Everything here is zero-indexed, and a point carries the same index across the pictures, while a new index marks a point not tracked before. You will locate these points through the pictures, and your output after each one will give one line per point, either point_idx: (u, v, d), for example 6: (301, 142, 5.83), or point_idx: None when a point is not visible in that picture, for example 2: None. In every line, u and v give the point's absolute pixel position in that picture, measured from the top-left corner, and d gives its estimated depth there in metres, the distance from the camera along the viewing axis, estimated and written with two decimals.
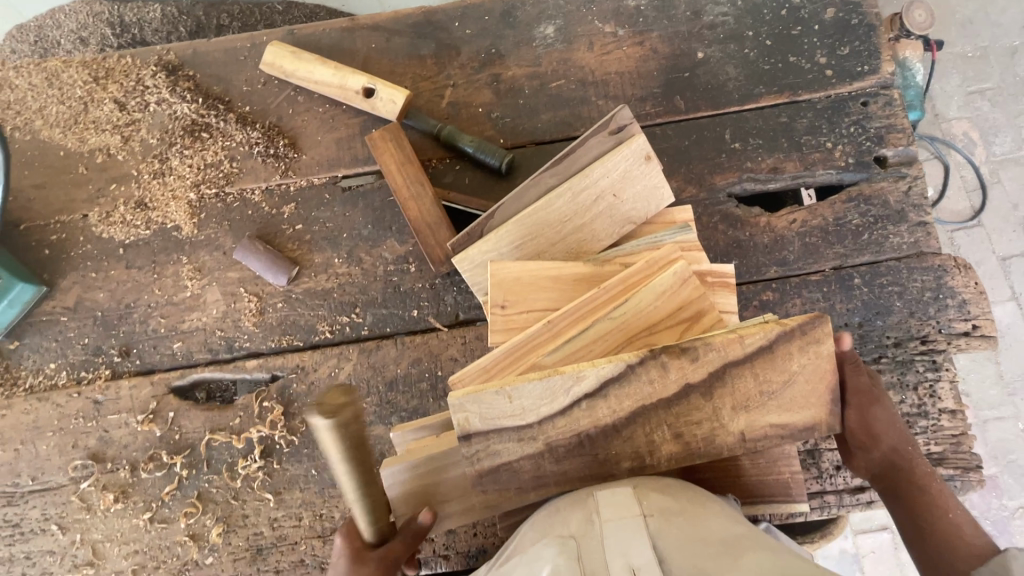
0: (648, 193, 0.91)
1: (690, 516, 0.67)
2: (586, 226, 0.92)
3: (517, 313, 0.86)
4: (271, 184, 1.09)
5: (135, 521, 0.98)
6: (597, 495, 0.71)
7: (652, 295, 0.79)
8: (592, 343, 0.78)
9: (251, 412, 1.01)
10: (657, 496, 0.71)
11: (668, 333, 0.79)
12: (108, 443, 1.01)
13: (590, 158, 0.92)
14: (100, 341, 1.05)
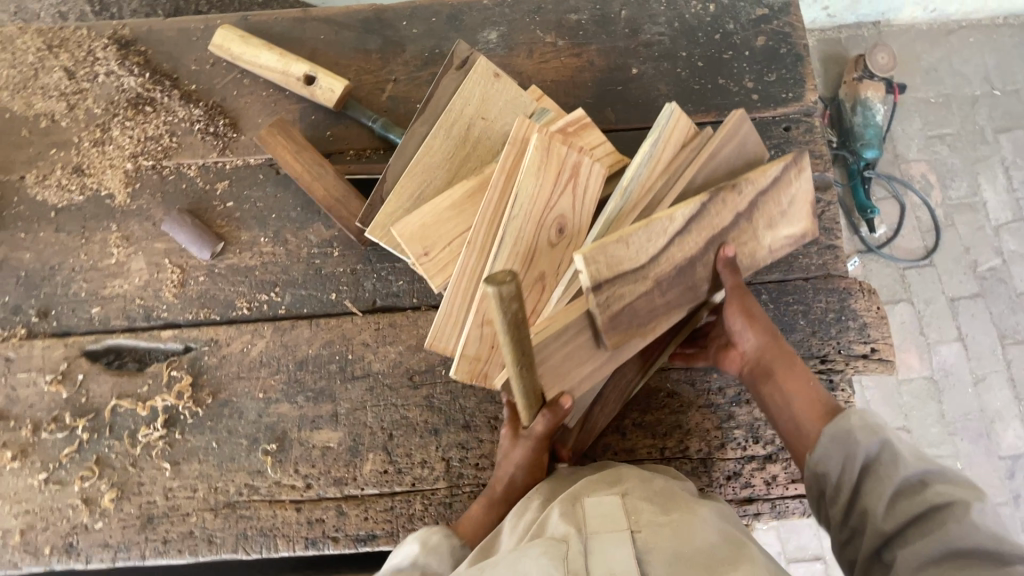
0: (491, 92, 0.98)
1: (672, 524, 0.70)
2: (472, 153, 0.97)
3: (438, 253, 0.90)
4: (208, 161, 1.12)
5: (30, 480, 0.98)
6: (588, 503, 0.75)
7: (529, 176, 0.82)
8: (515, 243, 0.83)
9: (160, 381, 1.02)
10: (645, 504, 0.76)
11: (564, 197, 0.85)
12: (14, 401, 1.01)
13: (448, 96, 0.99)
14: (20, 301, 1.06)
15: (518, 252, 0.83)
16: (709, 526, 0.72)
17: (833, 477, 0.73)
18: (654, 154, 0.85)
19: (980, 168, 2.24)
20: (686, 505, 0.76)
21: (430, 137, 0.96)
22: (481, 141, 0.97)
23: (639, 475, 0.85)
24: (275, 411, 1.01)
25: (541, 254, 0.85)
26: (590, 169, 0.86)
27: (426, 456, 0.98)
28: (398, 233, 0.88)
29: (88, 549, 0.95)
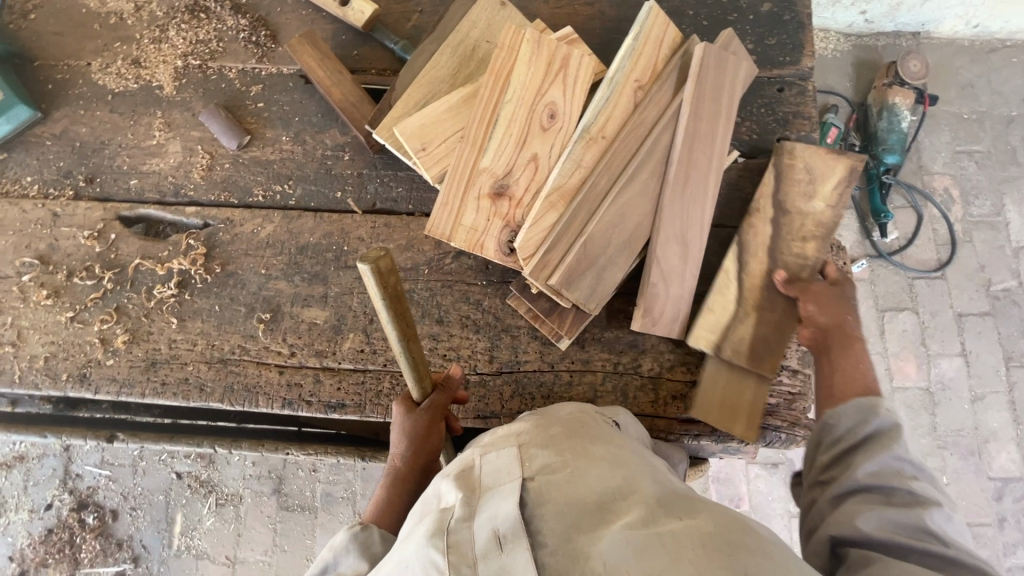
0: (495, 18, 1.13)
1: (568, 468, 0.68)
2: (473, 68, 1.11)
3: (436, 148, 1.01)
4: (247, 66, 1.25)
5: (59, 317, 1.12)
6: (482, 465, 0.72)
7: (523, 68, 0.97)
8: (510, 126, 0.97)
9: (179, 247, 1.15)
10: (542, 449, 0.72)
11: (556, 84, 0.98)
12: (55, 250, 1.16)
13: (457, 20, 1.13)
14: (72, 167, 1.22)
15: (515, 135, 0.97)
16: (608, 467, 0.68)
17: (841, 424, 0.83)
18: (635, 51, 1.00)
19: (1006, 188, 2.20)
20: (583, 446, 0.72)
21: (437, 54, 1.11)
22: (484, 57, 1.11)
23: (544, 416, 0.81)
24: (274, 287, 1.12)
25: (533, 135, 0.97)
26: (579, 60, 0.99)
27: None
28: (400, 130, 1.00)
29: (98, 381, 1.09)
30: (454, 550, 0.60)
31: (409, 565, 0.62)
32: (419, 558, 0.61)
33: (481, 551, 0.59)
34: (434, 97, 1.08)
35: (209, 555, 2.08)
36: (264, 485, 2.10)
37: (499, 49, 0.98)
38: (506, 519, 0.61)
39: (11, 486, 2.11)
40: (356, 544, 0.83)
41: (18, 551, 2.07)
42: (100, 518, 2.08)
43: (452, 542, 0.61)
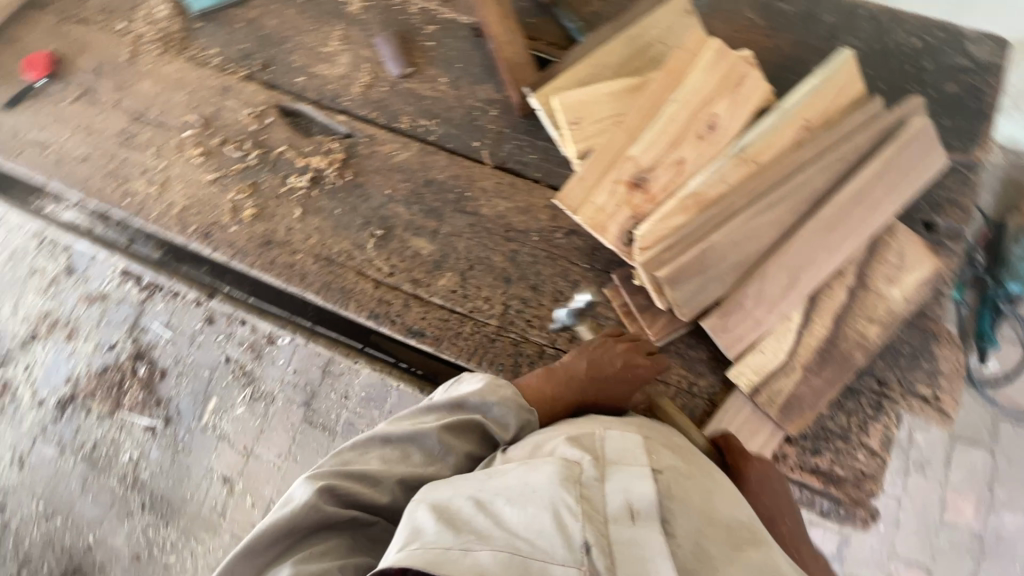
0: (677, 23, 1.14)
1: (692, 480, 0.78)
2: (641, 65, 1.13)
3: (588, 125, 1.04)
4: (429, 6, 1.33)
5: (203, 176, 1.23)
6: (609, 440, 0.81)
7: (700, 74, 0.98)
8: (668, 125, 0.98)
9: (321, 148, 1.24)
10: (665, 453, 0.82)
11: (724, 98, 0.99)
12: (217, 118, 1.28)
13: (642, 15, 1.16)
14: (253, 50, 1.33)
15: (670, 134, 0.98)
16: (724, 493, 0.79)
17: None
18: (815, 92, 1.00)
19: None
20: (697, 465, 0.83)
21: (612, 42, 1.14)
22: (655, 57, 1.13)
23: (649, 426, 0.91)
24: (393, 209, 1.18)
25: (686, 140, 0.98)
26: (753, 84, 1.00)
27: (490, 294, 1.11)
28: (561, 100, 1.04)
29: (220, 242, 1.19)
30: (585, 499, 0.70)
31: (537, 490, 0.69)
32: (552, 491, 0.68)
33: (614, 514, 0.69)
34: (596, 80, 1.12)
35: (228, 439, 2.18)
36: (297, 396, 2.17)
37: (681, 51, 1.00)
38: (639, 502, 0.70)
39: (88, 317, 2.32)
40: (520, 410, 0.91)
41: (76, 376, 2.27)
42: (150, 371, 2.25)
43: (585, 495, 0.70)
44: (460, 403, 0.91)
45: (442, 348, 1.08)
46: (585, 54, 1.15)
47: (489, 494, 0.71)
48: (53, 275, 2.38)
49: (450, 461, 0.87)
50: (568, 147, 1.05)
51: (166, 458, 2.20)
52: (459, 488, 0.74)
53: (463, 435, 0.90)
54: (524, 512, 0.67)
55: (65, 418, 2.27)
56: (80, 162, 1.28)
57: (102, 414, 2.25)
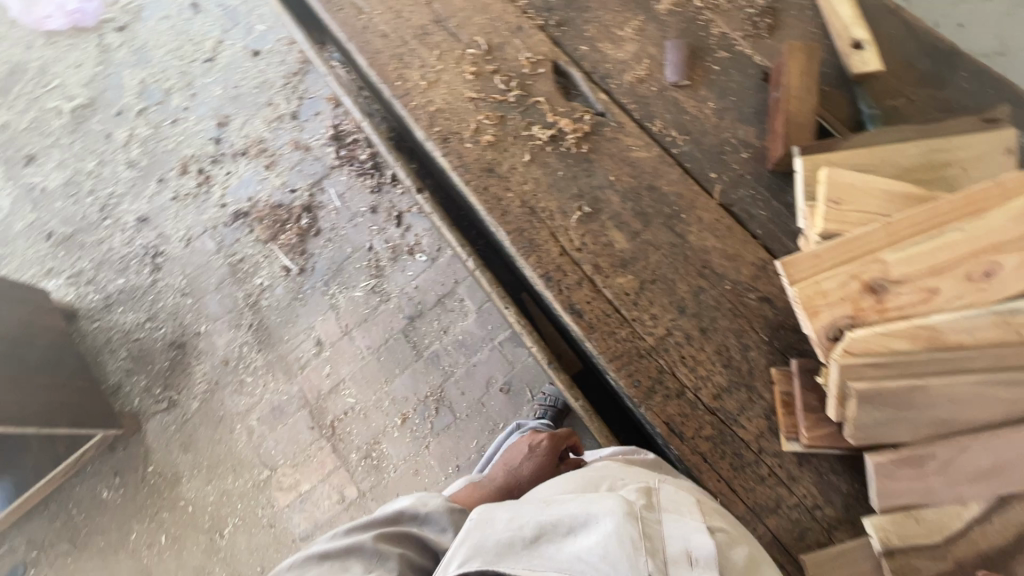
0: (992, 156, 1.04)
1: (744, 546, 0.87)
2: (930, 177, 1.04)
3: (848, 209, 0.98)
4: (731, 34, 1.33)
5: (465, 90, 1.34)
6: (663, 491, 0.92)
7: (1003, 217, 0.89)
8: (938, 249, 0.90)
9: (572, 114, 1.30)
10: (719, 517, 0.91)
11: (1016, 253, 0.89)
12: (499, 49, 1.38)
13: (954, 131, 1.07)
14: (556, 6, 1.42)
15: (934, 259, 0.90)
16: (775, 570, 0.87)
17: None
18: None
19: None
20: (751, 539, 0.90)
21: (909, 143, 1.06)
22: (949, 176, 1.04)
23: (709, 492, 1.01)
24: (608, 195, 1.21)
25: (950, 273, 0.90)
26: None
27: (659, 314, 1.10)
28: (832, 174, 0.99)
29: (453, 149, 1.29)
30: (646, 537, 0.83)
31: (599, 523, 0.84)
32: (611, 524, 0.83)
33: (673, 554, 0.81)
34: (874, 171, 1.05)
35: (338, 312, 2.38)
36: (406, 308, 2.34)
37: (994, 183, 0.91)
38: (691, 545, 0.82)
39: (289, 159, 2.66)
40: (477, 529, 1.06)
41: (256, 198, 2.61)
42: (309, 225, 2.52)
43: (645, 531, 0.83)
44: (399, 517, 1.05)
45: (592, 337, 1.09)
46: (872, 142, 1.09)
47: (548, 519, 0.87)
48: (281, 114, 2.76)
49: (392, 566, 0.95)
50: (814, 219, 1.00)
51: (285, 298, 2.43)
52: (517, 510, 0.90)
53: (404, 544, 1.01)
54: (583, 539, 0.83)
55: (231, 227, 2.58)
56: (378, 34, 1.44)
57: (258, 239, 2.54)
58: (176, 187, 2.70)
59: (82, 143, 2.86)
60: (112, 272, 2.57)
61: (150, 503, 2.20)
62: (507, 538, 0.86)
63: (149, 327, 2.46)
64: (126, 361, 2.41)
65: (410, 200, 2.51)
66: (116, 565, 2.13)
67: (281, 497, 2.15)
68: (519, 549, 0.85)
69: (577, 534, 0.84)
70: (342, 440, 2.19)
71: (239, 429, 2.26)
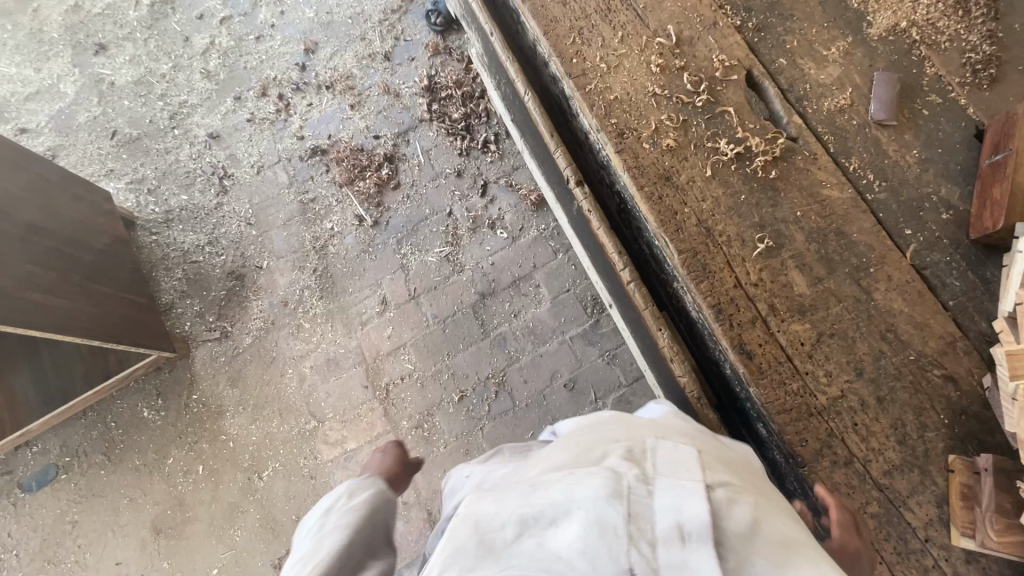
0: None
1: (753, 507, 0.77)
2: None
3: None
4: (946, 79, 1.21)
5: (648, 83, 1.23)
6: (654, 458, 0.80)
7: None
8: None
9: (762, 134, 1.19)
10: (722, 474, 0.80)
11: None
12: (689, 44, 1.26)
13: None
14: (756, 8, 1.29)
15: None
16: (784, 525, 0.77)
17: None
18: None
19: None
20: (756, 499, 0.80)
21: None
22: None
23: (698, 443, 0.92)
24: (793, 231, 1.12)
25: None
26: None
27: (834, 371, 1.03)
28: None
29: (627, 147, 1.18)
30: (638, 518, 0.70)
31: (583, 509, 0.71)
32: (592, 507, 0.71)
33: (669, 535, 0.69)
34: None
35: (407, 274, 2.29)
36: (478, 284, 2.26)
37: None
38: (689, 510, 0.71)
39: (376, 102, 2.51)
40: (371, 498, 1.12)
41: (337, 137, 2.47)
42: (389, 177, 2.40)
43: (634, 509, 0.71)
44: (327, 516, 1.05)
45: (760, 382, 1.03)
46: None
47: (531, 512, 0.75)
48: (374, 52, 2.59)
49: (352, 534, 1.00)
50: None
51: (354, 249, 2.33)
52: (501, 503, 0.79)
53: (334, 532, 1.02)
54: (565, 531, 0.71)
55: (307, 162, 2.46)
56: (556, 0, 1.30)
57: (334, 181, 2.42)
58: (253, 109, 2.55)
59: (158, 41, 2.68)
60: (177, 186, 2.46)
61: (191, 431, 2.16)
62: (486, 539, 0.74)
63: (208, 250, 2.36)
64: (181, 282, 2.32)
65: (499, 172, 2.39)
66: (150, 486, 2.11)
67: (326, 451, 2.11)
68: (493, 553, 0.72)
69: (558, 525, 0.72)
70: (394, 405, 2.14)
71: (290, 374, 2.19)
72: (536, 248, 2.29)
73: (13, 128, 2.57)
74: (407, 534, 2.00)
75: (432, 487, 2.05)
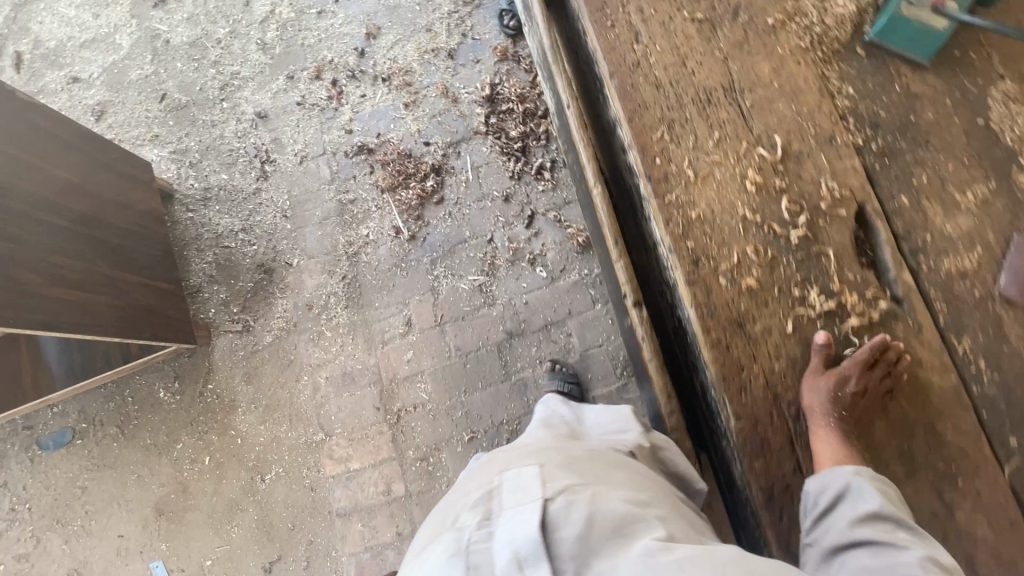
0: None
1: (582, 497, 0.91)
2: None
3: None
4: None
5: (737, 204, 1.06)
6: (499, 496, 0.93)
7: None
8: None
9: (861, 289, 1.01)
10: (560, 484, 0.94)
11: None
12: (795, 161, 1.07)
13: None
14: (885, 125, 1.08)
15: None
16: (612, 504, 0.92)
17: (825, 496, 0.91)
18: None
19: None
20: (587, 488, 0.94)
21: None
22: None
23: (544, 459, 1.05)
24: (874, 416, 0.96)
25: None
26: None
27: None
28: None
29: (700, 280, 1.03)
30: (477, 567, 0.81)
31: None
32: None
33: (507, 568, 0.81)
34: None
35: (436, 298, 2.19)
36: (507, 322, 2.15)
37: None
38: (521, 534, 0.83)
39: (432, 105, 2.36)
40: None
41: (386, 137, 2.34)
42: (433, 190, 2.27)
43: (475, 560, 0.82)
44: None
45: None
46: None
47: None
48: (438, 47, 2.41)
49: None
50: None
51: (386, 261, 2.24)
52: None
53: None
54: None
55: (351, 160, 2.34)
56: (648, 81, 1.12)
57: (376, 185, 2.30)
58: (304, 92, 2.42)
59: (218, 2, 2.55)
60: (218, 164, 2.38)
61: (203, 420, 2.17)
62: None
63: (241, 238, 2.31)
64: (210, 266, 2.29)
65: (549, 203, 2.23)
66: (158, 466, 2.15)
67: (329, 465, 2.10)
68: None
69: None
70: (403, 433, 2.10)
71: (304, 381, 2.17)
72: (574, 294, 2.15)
73: (66, 75, 2.52)
74: (396, 564, 2.00)
75: None
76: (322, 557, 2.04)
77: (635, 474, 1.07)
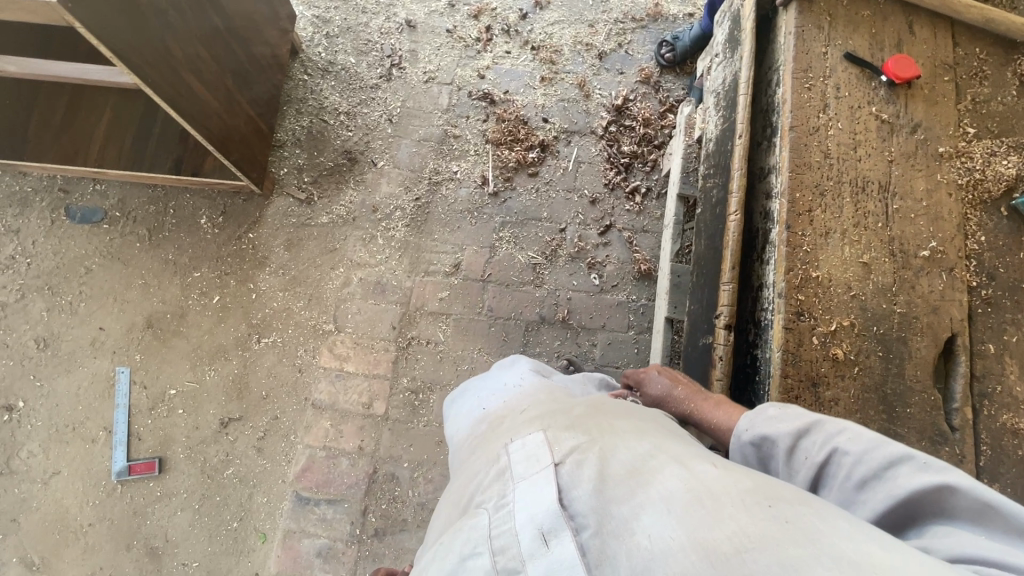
0: None
1: (592, 449, 0.86)
2: None
3: None
4: None
5: (854, 283, 1.15)
6: (514, 471, 0.90)
7: None
8: None
9: (927, 402, 1.10)
10: (569, 440, 0.90)
11: None
12: (915, 271, 1.17)
13: None
14: (1000, 280, 1.18)
15: None
16: (625, 449, 0.86)
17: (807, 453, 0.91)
18: None
19: None
20: (597, 438, 0.89)
21: None
22: None
23: (549, 422, 1.00)
24: None
25: None
26: None
27: None
28: None
29: (797, 331, 1.11)
30: (502, 550, 0.78)
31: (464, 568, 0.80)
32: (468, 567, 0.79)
33: (532, 546, 0.76)
34: None
35: (492, 256, 2.25)
36: (545, 308, 2.20)
37: None
38: (539, 511, 0.79)
39: (565, 90, 2.45)
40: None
41: (512, 98, 2.42)
42: (532, 163, 2.35)
43: (500, 541, 0.79)
44: None
45: None
46: None
47: None
48: (593, 44, 2.51)
49: None
50: None
51: (462, 204, 2.29)
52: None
53: None
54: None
55: (472, 101, 2.41)
56: (819, 147, 1.22)
57: (484, 134, 2.37)
58: (458, 23, 2.49)
59: None
60: (351, 47, 2.43)
61: (228, 262, 2.17)
62: None
63: (342, 120, 2.34)
64: (302, 130, 2.32)
65: (629, 223, 2.31)
66: (166, 283, 2.14)
67: (325, 357, 2.10)
68: None
69: None
70: (406, 360, 2.12)
71: (338, 272, 2.19)
72: (616, 311, 2.21)
73: None
74: (345, 474, 2.00)
75: (391, 451, 2.02)
76: (279, 437, 2.03)
77: (641, 418, 1.02)
